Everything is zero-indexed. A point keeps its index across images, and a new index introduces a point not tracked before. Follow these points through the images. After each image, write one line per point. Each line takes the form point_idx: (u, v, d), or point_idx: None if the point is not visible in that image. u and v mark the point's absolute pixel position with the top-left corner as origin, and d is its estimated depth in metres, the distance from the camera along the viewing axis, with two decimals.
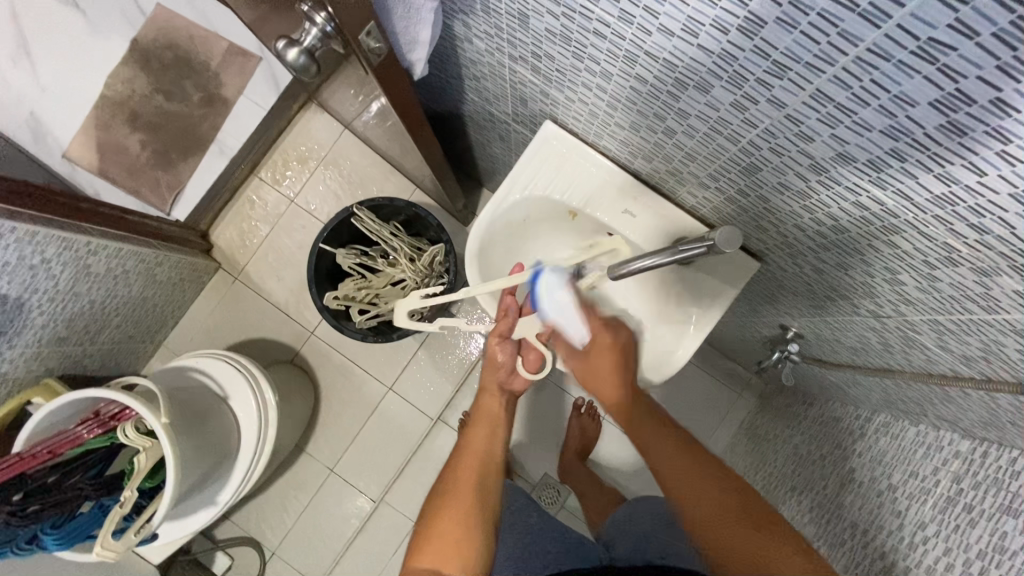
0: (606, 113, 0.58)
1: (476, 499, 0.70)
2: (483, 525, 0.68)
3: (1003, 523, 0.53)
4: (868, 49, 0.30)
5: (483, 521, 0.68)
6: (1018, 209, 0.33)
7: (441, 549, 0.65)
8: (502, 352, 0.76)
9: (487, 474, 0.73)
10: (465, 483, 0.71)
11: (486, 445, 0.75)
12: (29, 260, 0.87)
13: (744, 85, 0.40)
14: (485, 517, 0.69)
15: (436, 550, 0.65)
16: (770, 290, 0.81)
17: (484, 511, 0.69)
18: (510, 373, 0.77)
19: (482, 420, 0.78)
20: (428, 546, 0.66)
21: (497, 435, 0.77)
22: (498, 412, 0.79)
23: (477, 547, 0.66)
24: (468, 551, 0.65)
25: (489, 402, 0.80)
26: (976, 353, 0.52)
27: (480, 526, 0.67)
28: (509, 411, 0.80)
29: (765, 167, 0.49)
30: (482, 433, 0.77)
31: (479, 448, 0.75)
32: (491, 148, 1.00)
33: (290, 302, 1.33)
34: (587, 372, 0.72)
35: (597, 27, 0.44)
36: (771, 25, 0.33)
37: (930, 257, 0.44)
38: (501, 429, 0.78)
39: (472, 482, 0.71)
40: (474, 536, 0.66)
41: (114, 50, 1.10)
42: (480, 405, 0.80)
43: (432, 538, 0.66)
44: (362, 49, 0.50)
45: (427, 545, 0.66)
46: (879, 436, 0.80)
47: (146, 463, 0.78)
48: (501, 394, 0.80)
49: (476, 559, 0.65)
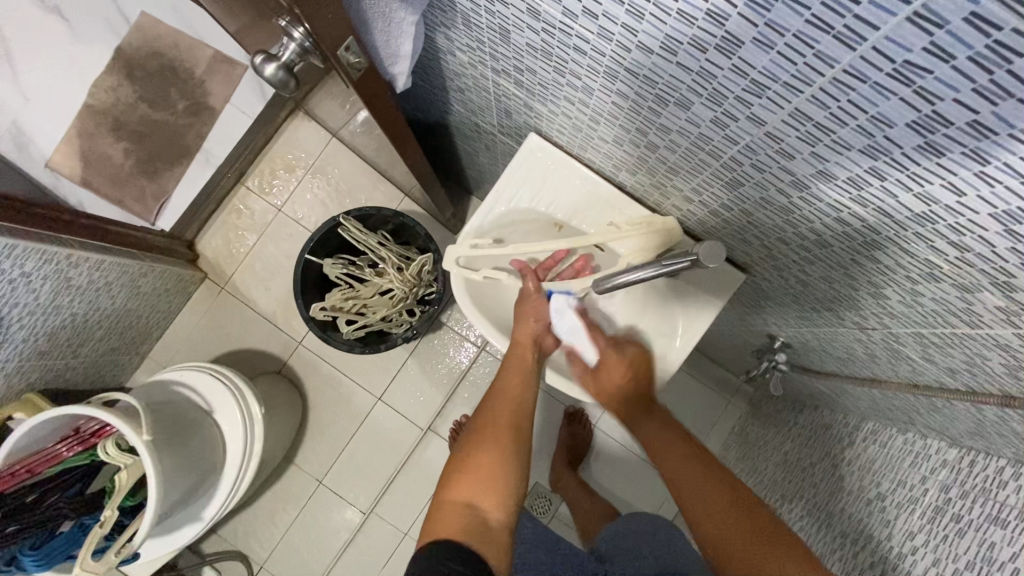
0: (589, 126, 0.57)
1: (514, 441, 0.63)
2: (521, 469, 0.62)
3: (991, 533, 0.53)
4: (844, 70, 0.30)
5: (521, 464, 0.62)
6: (999, 228, 0.33)
7: (479, 488, 0.59)
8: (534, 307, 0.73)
9: (524, 417, 0.67)
10: (502, 424, 0.65)
11: (524, 387, 0.69)
12: (9, 273, 0.85)
13: (724, 102, 0.40)
14: (521, 459, 0.63)
15: (470, 487, 0.59)
16: (757, 300, 0.81)
17: (518, 453, 0.63)
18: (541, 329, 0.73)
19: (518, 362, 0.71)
20: (463, 482, 0.59)
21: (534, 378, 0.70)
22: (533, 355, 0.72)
23: (513, 491, 0.60)
24: (504, 495, 0.59)
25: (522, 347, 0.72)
26: (962, 366, 0.52)
27: (516, 469, 0.61)
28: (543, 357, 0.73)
29: (747, 182, 0.49)
30: (518, 374, 0.70)
31: (517, 389, 0.68)
32: (478, 157, 1.00)
33: (277, 312, 1.32)
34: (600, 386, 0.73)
35: (577, 43, 0.43)
36: (748, 45, 0.33)
37: (912, 272, 0.44)
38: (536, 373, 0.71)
39: (509, 423, 0.65)
40: (511, 479, 0.60)
41: (97, 58, 1.08)
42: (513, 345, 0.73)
43: (465, 473, 0.60)
44: (341, 63, 0.50)
45: (461, 481, 0.60)
46: (869, 444, 0.79)
47: (127, 480, 0.76)
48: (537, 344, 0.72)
49: (514, 504, 0.59)
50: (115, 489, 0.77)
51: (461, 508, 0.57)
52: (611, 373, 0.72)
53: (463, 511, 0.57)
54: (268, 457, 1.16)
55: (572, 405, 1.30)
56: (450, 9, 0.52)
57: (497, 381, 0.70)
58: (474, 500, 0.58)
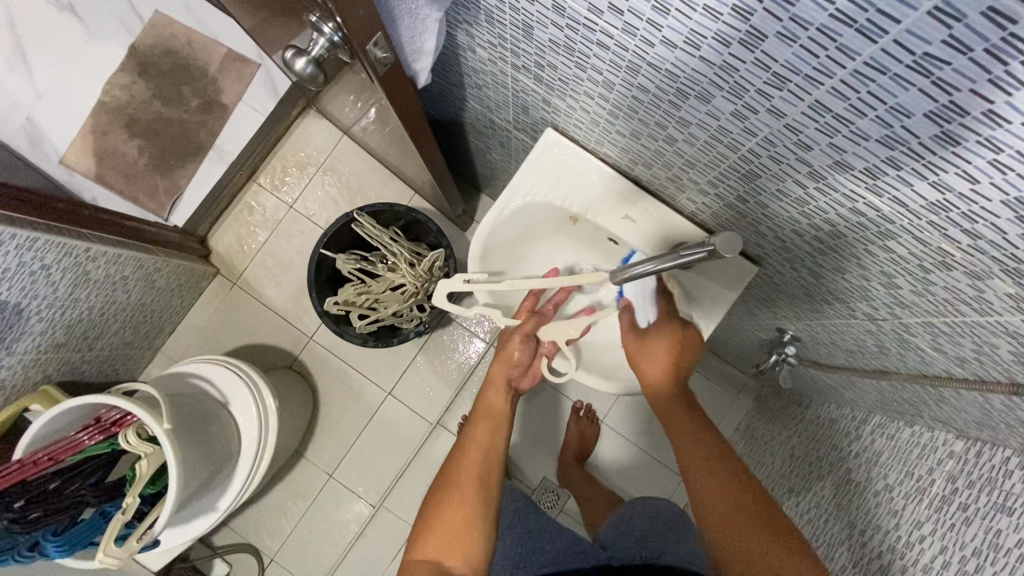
0: (607, 120, 0.59)
1: (482, 496, 0.67)
2: (489, 521, 0.66)
3: (996, 521, 0.54)
4: (866, 63, 0.32)
5: (487, 515, 0.66)
6: (1009, 215, 0.35)
7: (444, 542, 0.63)
8: (522, 352, 0.76)
9: (490, 472, 0.69)
10: (469, 476, 0.68)
11: (490, 441, 0.72)
12: (30, 265, 0.87)
13: (744, 95, 0.41)
14: (487, 510, 0.66)
15: (439, 542, 0.63)
16: (767, 294, 0.82)
17: (486, 505, 0.67)
18: (524, 371, 0.77)
19: (486, 418, 0.74)
20: (431, 538, 0.64)
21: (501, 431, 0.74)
22: (501, 408, 0.76)
23: (479, 543, 0.64)
24: (472, 547, 0.63)
25: (493, 397, 0.77)
26: (970, 354, 0.53)
27: (485, 519, 0.65)
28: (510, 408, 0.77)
29: (763, 173, 0.50)
30: (485, 428, 0.73)
31: (482, 442, 0.71)
32: (490, 154, 1.01)
33: (288, 307, 1.33)
34: (641, 350, 0.77)
35: (600, 38, 0.45)
36: (771, 39, 0.34)
37: (925, 261, 0.45)
38: (505, 425, 0.75)
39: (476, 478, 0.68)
40: (477, 530, 0.64)
41: (113, 57, 1.11)
42: (483, 400, 0.77)
43: (435, 527, 0.65)
44: (369, 59, 0.52)
45: (430, 536, 0.65)
46: (875, 437, 0.81)
47: (148, 468, 0.78)
48: (506, 391, 0.77)
49: (480, 554, 0.63)
50: (136, 477, 0.78)
51: (427, 562, 0.62)
52: (658, 351, 0.75)
53: (430, 566, 0.62)
54: (280, 451, 1.17)
55: (580, 400, 1.32)
56: (474, 6, 0.54)
57: (465, 438, 0.73)
58: (438, 555, 0.63)
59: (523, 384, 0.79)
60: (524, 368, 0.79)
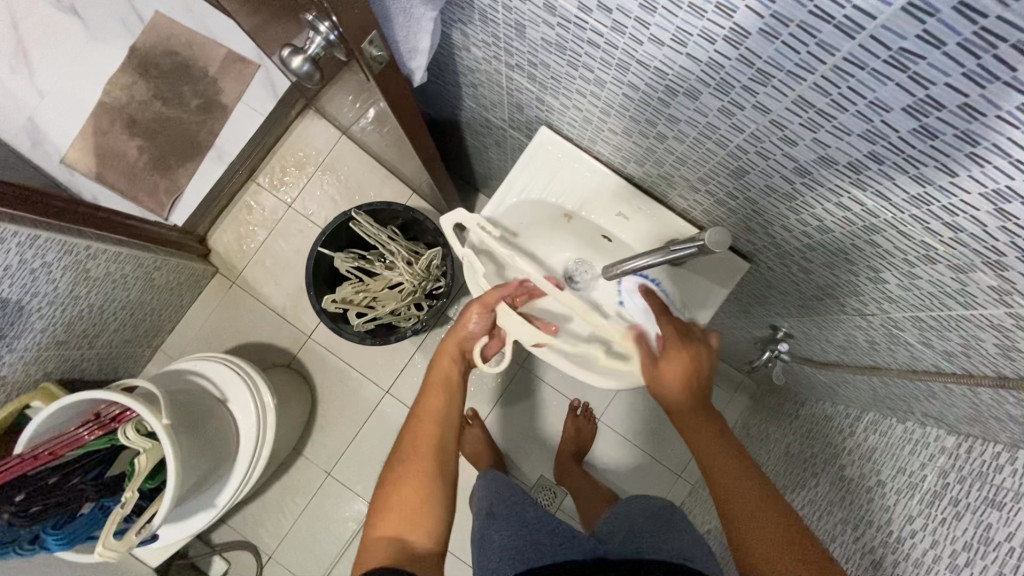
0: (600, 118, 0.60)
1: (436, 468, 0.65)
2: (448, 492, 0.64)
3: (987, 515, 0.55)
4: (845, 58, 0.33)
5: (445, 486, 0.64)
6: (988, 207, 0.35)
7: (404, 517, 0.61)
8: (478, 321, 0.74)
9: (446, 443, 0.68)
10: (425, 451, 0.66)
11: (443, 410, 0.71)
12: (31, 262, 0.88)
13: (730, 92, 0.42)
14: (444, 480, 0.65)
15: (398, 519, 0.61)
16: (760, 291, 0.83)
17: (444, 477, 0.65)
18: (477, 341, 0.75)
19: (438, 389, 0.72)
20: (390, 515, 0.62)
21: (455, 399, 0.72)
22: (452, 376, 0.74)
23: (439, 515, 0.62)
24: (432, 520, 0.62)
25: (444, 367, 0.74)
26: (959, 349, 0.54)
27: (444, 491, 0.64)
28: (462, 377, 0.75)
29: (752, 169, 0.51)
30: (437, 398, 0.71)
31: (435, 413, 0.70)
32: (487, 154, 1.02)
33: (288, 306, 1.34)
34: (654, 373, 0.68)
35: (590, 36, 0.46)
36: (754, 36, 0.35)
37: (910, 255, 0.46)
38: (457, 393, 0.73)
39: (432, 452, 0.66)
40: (435, 502, 0.63)
41: (114, 58, 1.12)
42: (433, 369, 0.75)
43: (393, 503, 0.63)
44: (365, 57, 0.52)
45: (388, 512, 0.62)
46: (869, 434, 0.81)
47: (146, 463, 0.78)
48: (458, 362, 0.75)
49: (441, 525, 0.62)
50: (134, 472, 0.79)
51: (388, 540, 0.60)
52: (670, 364, 0.66)
53: (389, 545, 0.60)
54: (278, 449, 1.18)
55: (576, 399, 1.32)
56: (467, 6, 0.54)
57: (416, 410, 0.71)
58: (399, 531, 0.61)
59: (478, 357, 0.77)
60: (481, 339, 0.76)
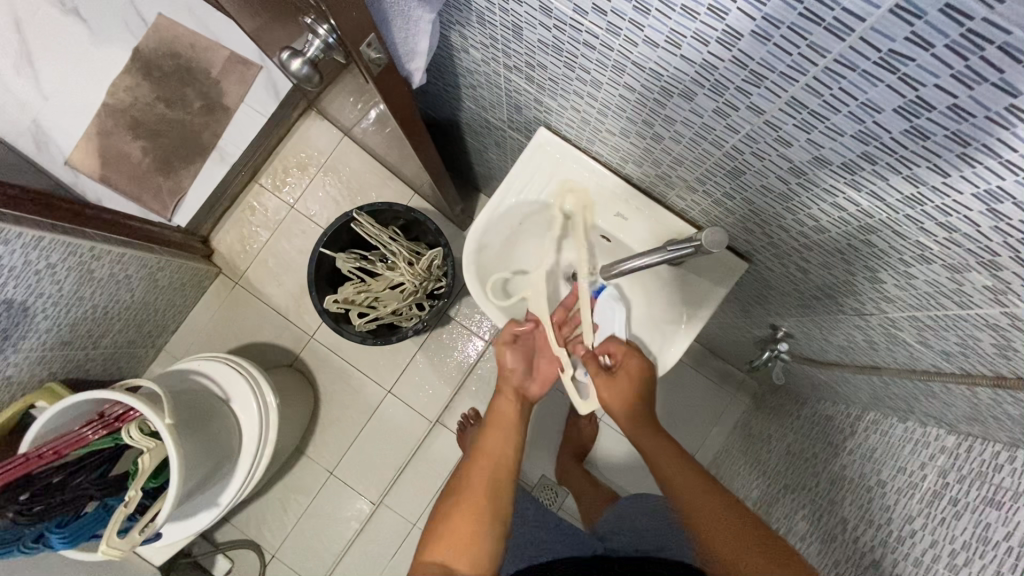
0: (597, 118, 0.60)
1: (491, 500, 0.65)
2: (499, 524, 0.64)
3: (986, 515, 0.55)
4: (835, 60, 0.33)
5: (497, 520, 0.64)
6: (980, 208, 0.35)
7: (450, 544, 0.61)
8: (512, 355, 0.77)
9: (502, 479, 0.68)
10: (480, 482, 0.66)
11: (503, 448, 0.70)
12: (36, 263, 0.89)
13: (725, 93, 0.42)
14: (496, 519, 0.64)
15: (446, 546, 0.61)
16: (759, 291, 0.83)
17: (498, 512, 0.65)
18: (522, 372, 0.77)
19: (500, 422, 0.73)
20: (439, 541, 0.62)
21: (515, 434, 0.72)
22: (513, 415, 0.74)
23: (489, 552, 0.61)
24: (480, 552, 0.61)
25: (504, 405, 0.76)
26: (956, 349, 0.54)
27: (495, 524, 0.63)
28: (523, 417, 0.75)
29: (748, 170, 0.51)
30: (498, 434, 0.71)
31: (493, 449, 0.70)
32: (487, 154, 1.03)
33: (290, 306, 1.35)
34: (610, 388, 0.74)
35: (586, 38, 0.46)
36: (747, 38, 0.35)
37: (905, 255, 0.46)
38: (517, 431, 0.73)
39: (487, 485, 0.66)
40: (485, 538, 0.62)
41: (117, 60, 1.13)
42: (495, 407, 0.76)
43: (444, 531, 0.63)
44: (363, 59, 0.53)
45: (439, 538, 0.63)
46: (870, 434, 0.81)
47: (150, 462, 0.79)
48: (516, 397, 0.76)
49: (490, 561, 0.61)
50: (138, 471, 0.80)
51: (436, 568, 0.60)
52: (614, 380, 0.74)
53: (437, 569, 0.60)
54: (281, 449, 1.19)
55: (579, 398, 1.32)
56: (465, 8, 0.55)
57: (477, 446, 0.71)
58: (447, 561, 0.60)
59: (532, 389, 0.77)
60: (529, 372, 0.78)
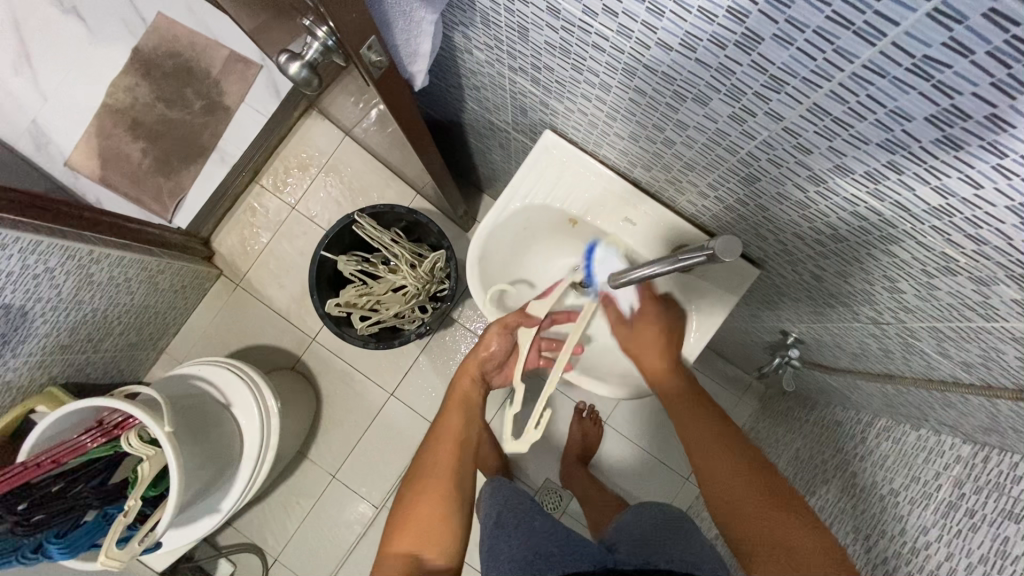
0: (605, 122, 0.58)
1: (456, 486, 0.68)
2: (462, 510, 0.66)
3: (1005, 528, 0.53)
4: (864, 66, 0.31)
5: (462, 507, 0.66)
6: (1015, 220, 0.34)
7: (419, 536, 0.63)
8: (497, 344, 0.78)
9: (463, 464, 0.71)
10: (443, 469, 0.69)
11: (463, 432, 0.74)
12: (33, 268, 0.87)
13: (742, 98, 0.40)
14: (462, 501, 0.68)
15: (414, 536, 0.63)
16: (769, 296, 0.81)
17: (462, 497, 0.68)
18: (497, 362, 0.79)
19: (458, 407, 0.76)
20: (405, 532, 0.63)
21: (474, 422, 0.76)
22: (472, 398, 0.78)
23: (456, 534, 0.64)
24: (447, 539, 0.63)
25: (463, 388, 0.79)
26: (977, 359, 0.52)
27: (459, 510, 0.66)
28: (480, 398, 0.80)
29: (763, 176, 0.49)
30: (458, 419, 0.75)
31: (456, 432, 0.73)
32: (491, 155, 1.01)
33: (291, 308, 1.34)
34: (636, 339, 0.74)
35: (595, 40, 0.44)
36: (768, 42, 0.33)
37: (929, 266, 0.44)
38: (475, 413, 0.77)
39: (450, 473, 0.69)
40: (453, 524, 0.64)
41: (115, 59, 1.11)
42: (453, 390, 0.79)
43: (409, 521, 0.64)
44: (363, 62, 0.51)
45: (402, 529, 0.64)
46: (881, 441, 0.80)
47: (149, 471, 0.78)
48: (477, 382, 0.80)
49: (456, 548, 0.63)
50: (138, 479, 0.78)
51: (403, 557, 0.61)
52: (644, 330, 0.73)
53: (405, 561, 0.61)
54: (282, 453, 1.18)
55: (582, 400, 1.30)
56: (469, 8, 0.53)
57: (436, 429, 0.74)
58: (414, 549, 0.62)
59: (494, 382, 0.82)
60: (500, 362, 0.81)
